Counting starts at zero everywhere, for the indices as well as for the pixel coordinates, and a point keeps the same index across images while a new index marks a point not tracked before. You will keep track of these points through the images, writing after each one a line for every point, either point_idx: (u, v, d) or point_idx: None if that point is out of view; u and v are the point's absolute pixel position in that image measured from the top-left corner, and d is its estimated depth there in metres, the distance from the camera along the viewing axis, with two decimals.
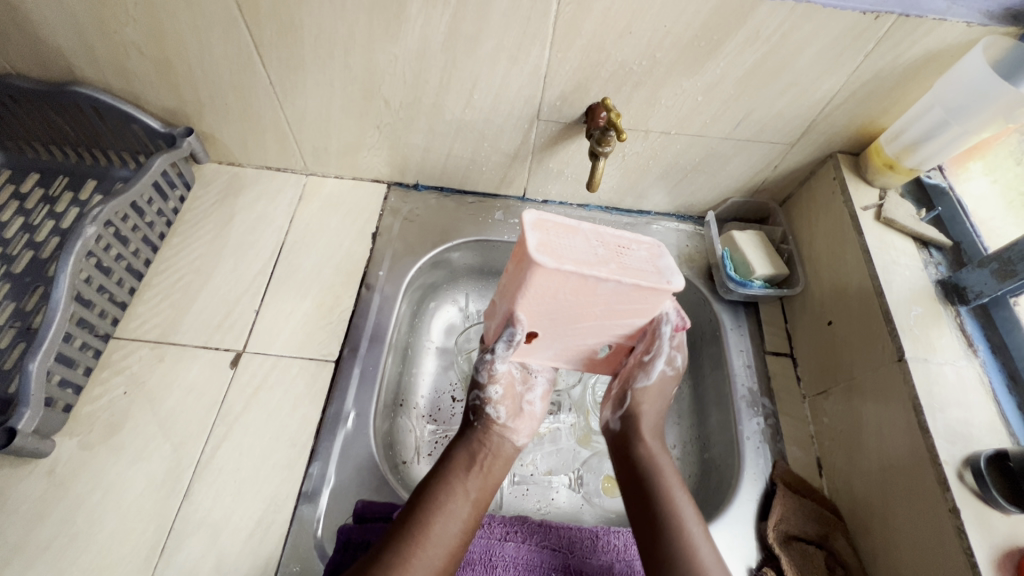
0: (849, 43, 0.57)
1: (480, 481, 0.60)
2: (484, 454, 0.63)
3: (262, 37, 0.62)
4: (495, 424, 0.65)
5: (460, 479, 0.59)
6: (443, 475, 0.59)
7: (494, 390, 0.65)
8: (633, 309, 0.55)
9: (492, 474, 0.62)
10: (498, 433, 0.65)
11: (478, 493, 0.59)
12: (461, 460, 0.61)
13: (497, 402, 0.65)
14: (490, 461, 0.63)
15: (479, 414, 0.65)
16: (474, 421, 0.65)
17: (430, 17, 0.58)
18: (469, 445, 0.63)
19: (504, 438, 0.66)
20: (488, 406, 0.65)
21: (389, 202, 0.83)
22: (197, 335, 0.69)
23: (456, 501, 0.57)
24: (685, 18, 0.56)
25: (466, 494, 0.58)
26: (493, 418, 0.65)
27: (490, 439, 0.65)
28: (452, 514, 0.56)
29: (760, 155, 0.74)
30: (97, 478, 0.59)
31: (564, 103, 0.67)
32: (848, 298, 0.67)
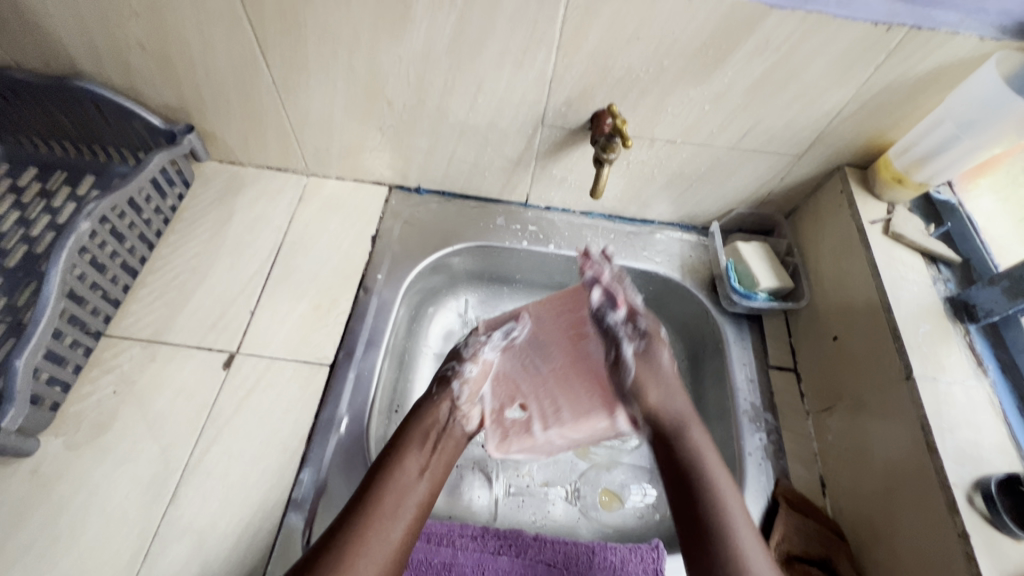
0: (860, 55, 0.56)
1: (433, 457, 0.59)
2: (437, 429, 0.61)
3: (267, 36, 0.62)
4: (453, 400, 0.63)
5: (410, 456, 0.58)
6: (392, 453, 0.58)
7: (470, 367, 0.66)
8: (574, 403, 0.68)
9: (446, 450, 0.61)
10: (449, 408, 0.63)
11: (427, 469, 0.58)
12: (411, 436, 0.59)
13: (466, 381, 0.65)
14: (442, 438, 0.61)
15: (444, 385, 0.64)
16: (438, 392, 0.64)
17: (435, 19, 0.57)
18: (418, 421, 0.61)
19: (454, 420, 0.63)
20: (456, 380, 0.65)
21: (390, 205, 0.82)
22: (191, 335, 0.68)
23: (407, 479, 0.56)
24: (693, 26, 0.55)
25: (415, 471, 0.57)
26: (454, 393, 0.64)
27: (440, 412, 0.62)
28: (401, 493, 0.55)
29: (767, 166, 0.73)
30: (81, 479, 0.57)
31: (569, 108, 0.66)
32: (854, 313, 0.65)
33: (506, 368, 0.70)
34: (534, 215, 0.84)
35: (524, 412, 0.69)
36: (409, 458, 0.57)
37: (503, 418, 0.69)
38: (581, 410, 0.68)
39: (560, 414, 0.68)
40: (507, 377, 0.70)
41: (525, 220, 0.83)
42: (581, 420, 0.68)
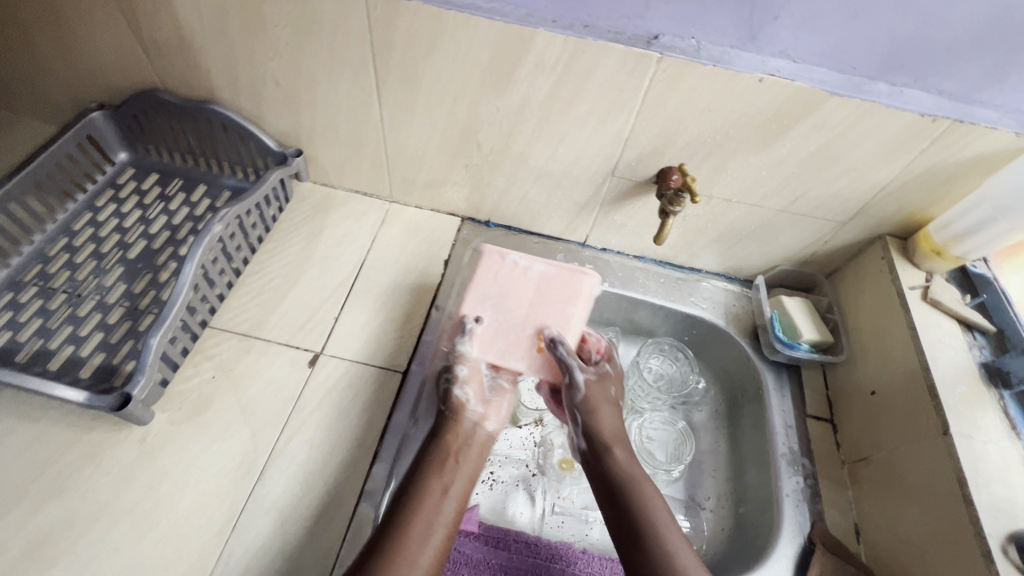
0: (907, 139, 0.64)
1: (453, 476, 0.64)
2: (456, 451, 0.67)
3: (386, 82, 0.72)
4: (465, 408, 0.69)
5: (432, 478, 0.63)
6: (416, 477, 0.63)
7: (462, 369, 0.69)
8: (559, 297, 0.70)
9: (467, 465, 0.66)
10: (469, 418, 0.69)
11: (449, 488, 0.63)
12: (431, 460, 0.65)
13: (464, 383, 0.70)
14: (461, 460, 0.66)
15: (452, 401, 0.69)
16: (448, 408, 0.69)
17: (536, 80, 0.67)
18: (437, 443, 0.67)
19: (476, 427, 0.70)
20: (456, 386, 0.69)
21: (461, 234, 0.91)
22: (282, 333, 0.75)
23: (431, 499, 0.61)
24: (760, 105, 0.64)
25: (439, 492, 0.62)
26: (462, 400, 0.69)
27: (462, 429, 0.68)
28: (429, 515, 0.59)
29: (812, 230, 0.80)
30: (181, 452, 0.64)
31: (639, 164, 0.75)
32: (892, 370, 0.70)
33: (490, 346, 0.68)
34: (590, 254, 0.92)
35: (541, 336, 0.68)
36: (431, 482, 0.62)
37: (533, 356, 0.68)
38: (570, 295, 0.70)
39: (562, 313, 0.69)
40: (499, 344, 0.69)
41: (582, 258, 0.91)
42: (574, 301, 0.69)
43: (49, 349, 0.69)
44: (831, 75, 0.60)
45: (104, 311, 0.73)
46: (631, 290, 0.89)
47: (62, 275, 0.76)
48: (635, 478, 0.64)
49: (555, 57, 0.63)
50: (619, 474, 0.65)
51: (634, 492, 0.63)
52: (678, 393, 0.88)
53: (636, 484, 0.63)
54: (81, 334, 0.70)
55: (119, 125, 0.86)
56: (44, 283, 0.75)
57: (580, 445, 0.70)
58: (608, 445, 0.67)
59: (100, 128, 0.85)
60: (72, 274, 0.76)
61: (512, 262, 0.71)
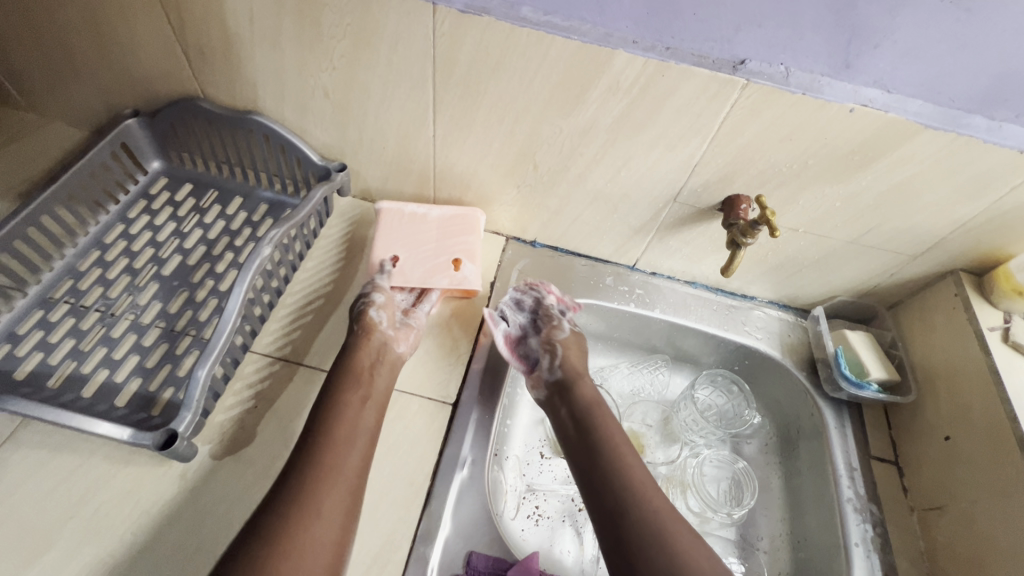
0: (1001, 176, 0.61)
1: (371, 389, 0.64)
2: (369, 366, 0.66)
3: (443, 98, 0.68)
4: (378, 327, 0.69)
5: (348, 392, 0.62)
6: (332, 394, 0.62)
7: (379, 295, 0.72)
8: (461, 229, 0.79)
9: (382, 377, 0.66)
10: (382, 336, 0.69)
11: (366, 399, 0.63)
12: (344, 378, 0.63)
13: (381, 308, 0.71)
14: (373, 372, 0.66)
15: (363, 319, 0.69)
16: (360, 325, 0.69)
17: (607, 102, 0.63)
18: (348, 360, 0.65)
19: (387, 345, 0.69)
20: (371, 309, 0.70)
21: (506, 254, 0.87)
22: (325, 359, 0.72)
23: (351, 410, 0.61)
24: (846, 136, 0.60)
25: (358, 405, 0.62)
26: (375, 321, 0.70)
27: (373, 343, 0.68)
28: (352, 427, 0.60)
29: (879, 262, 0.76)
30: (224, 489, 0.60)
31: (704, 190, 0.71)
32: (972, 418, 0.67)
33: (410, 276, 0.76)
34: (640, 278, 0.88)
35: (455, 261, 0.78)
36: (348, 395, 0.62)
37: (450, 275, 0.77)
38: (470, 226, 0.79)
39: (468, 242, 0.79)
40: (416, 272, 0.76)
41: (632, 282, 0.88)
42: (473, 232, 0.79)
43: (82, 374, 0.65)
44: (927, 107, 0.57)
45: (140, 332, 0.69)
46: (681, 316, 0.86)
47: (94, 291, 0.72)
48: (592, 400, 0.68)
49: (631, 80, 0.60)
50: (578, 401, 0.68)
51: (591, 419, 0.66)
52: (730, 427, 0.84)
53: (594, 408, 0.67)
54: (115, 357, 0.67)
55: (155, 132, 0.82)
56: (76, 301, 0.71)
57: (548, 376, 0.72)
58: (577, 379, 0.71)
59: (134, 136, 0.82)
60: (105, 291, 0.72)
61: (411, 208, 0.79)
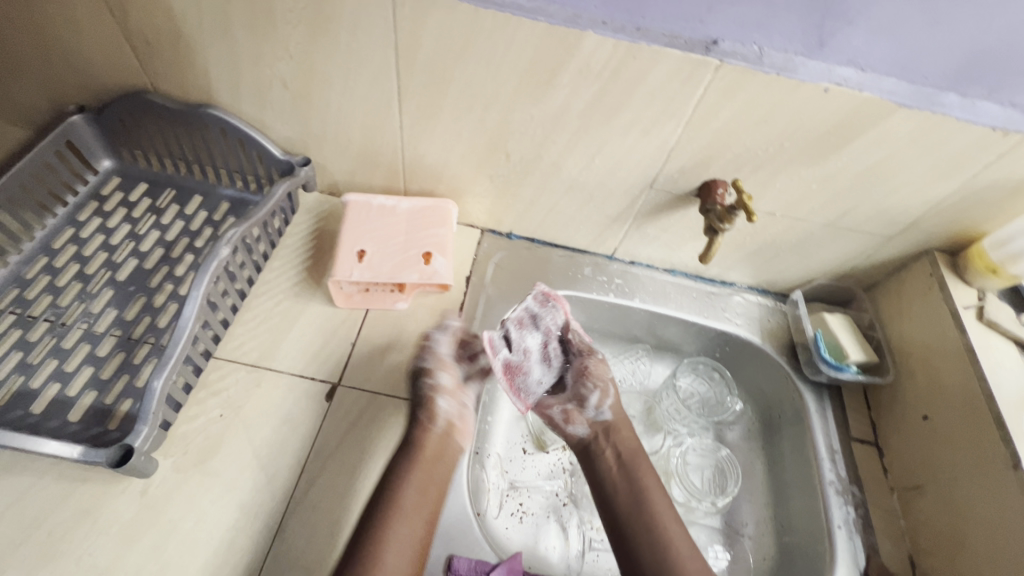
0: (974, 153, 0.60)
1: (428, 486, 0.60)
2: (433, 461, 0.62)
3: (408, 86, 0.65)
4: (448, 420, 0.66)
5: (406, 490, 0.59)
6: (390, 494, 0.58)
7: (446, 379, 0.67)
8: (433, 223, 0.76)
9: (440, 471, 0.62)
10: (447, 429, 0.65)
11: (429, 489, 0.60)
12: (405, 473, 0.60)
13: (447, 394, 0.67)
14: (439, 464, 0.63)
15: (430, 409, 0.65)
16: (425, 415, 0.65)
17: (578, 86, 0.61)
18: (412, 454, 0.61)
19: (455, 440, 0.65)
20: (440, 397, 0.66)
21: (482, 247, 0.85)
22: (295, 363, 0.69)
23: (403, 509, 0.57)
24: (821, 116, 0.59)
25: (417, 495, 0.59)
26: (441, 410, 0.66)
27: (440, 440, 0.64)
28: (407, 517, 0.57)
29: (856, 244, 0.76)
30: (189, 504, 0.57)
31: (681, 176, 0.70)
32: (949, 397, 0.67)
33: (378, 269, 0.71)
34: (618, 267, 0.87)
35: (425, 254, 0.74)
36: (409, 486, 0.59)
37: (421, 268, 0.72)
38: (441, 219, 0.77)
39: (441, 235, 0.75)
40: (386, 265, 0.72)
41: (611, 272, 0.86)
42: (445, 224, 0.77)
43: (31, 389, 0.61)
44: (901, 85, 0.56)
45: (94, 341, 0.65)
46: (661, 305, 0.85)
47: (43, 301, 0.68)
48: (634, 454, 0.69)
49: (602, 63, 0.58)
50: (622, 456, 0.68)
51: (634, 476, 0.67)
52: (712, 415, 0.84)
53: (636, 464, 0.68)
54: (67, 370, 0.63)
55: (103, 130, 0.78)
56: (23, 311, 0.67)
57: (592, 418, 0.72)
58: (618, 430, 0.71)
59: (81, 133, 0.77)
60: (54, 299, 0.68)
61: (380, 201, 0.76)
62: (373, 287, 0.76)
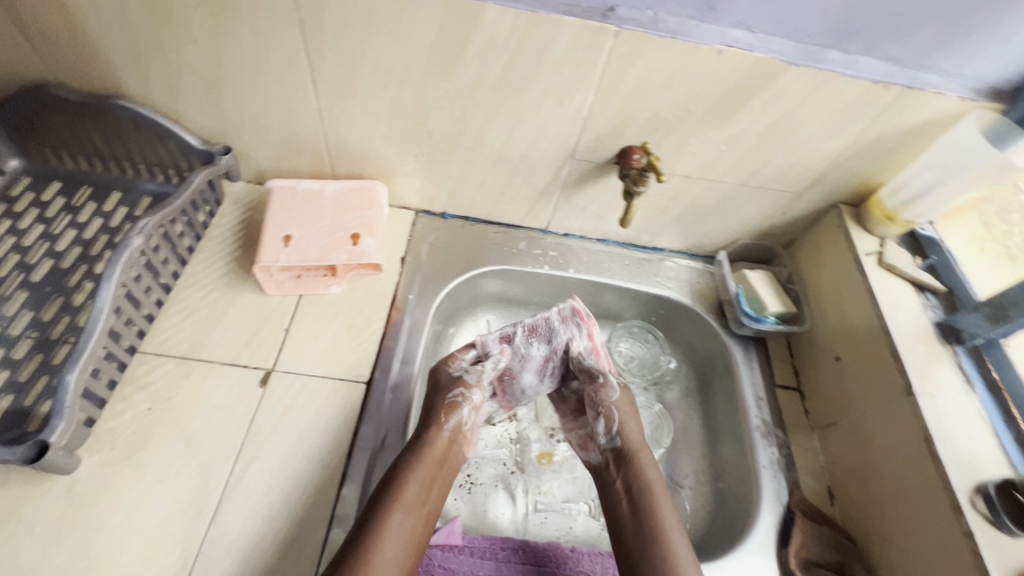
0: (861, 107, 0.64)
1: (429, 492, 0.60)
2: (439, 466, 0.62)
3: (320, 66, 0.65)
4: (462, 428, 0.67)
5: (407, 491, 0.58)
6: (390, 492, 0.58)
7: (474, 394, 0.69)
8: (360, 205, 0.77)
9: (441, 481, 0.62)
10: (457, 435, 0.66)
11: (432, 491, 0.60)
12: (415, 471, 0.60)
13: (471, 407, 0.68)
14: (444, 468, 0.63)
15: (451, 413, 0.66)
16: (445, 418, 0.66)
17: (487, 59, 0.62)
18: (423, 452, 0.62)
19: (461, 447, 0.67)
20: (465, 405, 0.68)
21: (417, 228, 0.85)
22: (226, 352, 0.68)
23: (400, 512, 0.57)
24: (719, 77, 0.62)
25: (420, 493, 0.59)
26: (462, 422, 0.67)
27: (452, 450, 0.65)
28: (408, 513, 0.57)
29: (770, 202, 0.80)
30: (118, 498, 0.57)
31: (598, 144, 0.72)
32: (855, 337, 0.71)
33: (305, 252, 0.72)
34: (553, 240, 0.89)
35: (353, 236, 0.75)
36: (412, 480, 0.59)
37: (349, 250, 0.74)
38: (369, 201, 0.78)
39: (369, 216, 0.77)
40: (313, 247, 0.72)
41: (545, 245, 0.88)
42: (373, 205, 0.78)
43: None
44: (787, 44, 0.59)
45: (9, 344, 0.63)
46: (596, 274, 0.87)
47: None
48: (647, 486, 0.64)
49: (506, 34, 0.59)
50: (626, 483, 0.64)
51: (646, 513, 0.62)
52: (649, 374, 0.88)
53: (648, 498, 0.63)
54: None
55: (6, 128, 0.75)
56: None
57: (605, 442, 0.70)
58: (637, 458, 0.67)
59: None
60: None
61: (306, 186, 0.77)
62: (306, 273, 0.75)
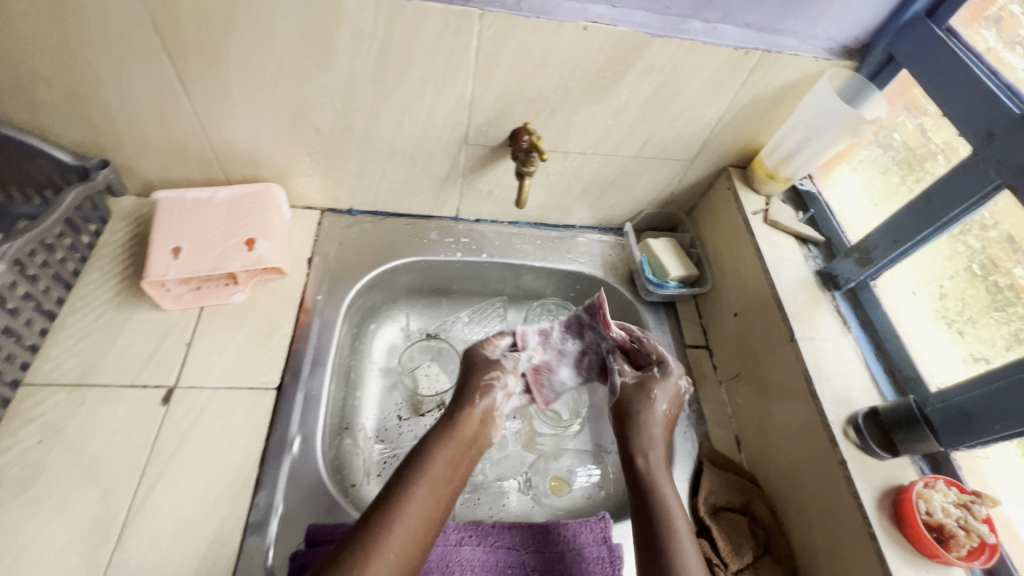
0: (728, 73, 0.67)
1: (455, 471, 0.59)
2: (467, 446, 0.62)
3: (187, 69, 0.62)
4: (494, 411, 0.66)
5: (434, 464, 0.58)
6: (417, 462, 0.58)
7: (511, 378, 0.69)
8: (254, 208, 0.76)
9: (467, 463, 0.61)
10: (484, 417, 0.65)
11: (457, 472, 0.60)
12: (444, 445, 0.60)
13: (506, 391, 0.68)
14: (472, 450, 0.63)
15: (486, 392, 0.66)
16: (480, 400, 0.65)
17: (358, 50, 0.61)
18: (453, 430, 0.62)
19: (488, 430, 0.66)
20: (499, 388, 0.67)
21: (323, 227, 0.84)
22: (122, 373, 0.66)
23: (425, 482, 0.57)
24: (590, 53, 0.63)
25: (447, 470, 0.59)
26: (495, 404, 0.67)
27: (482, 434, 0.64)
28: (434, 488, 0.57)
29: (665, 171, 0.83)
30: (11, 537, 0.54)
31: (489, 128, 0.72)
32: (748, 292, 0.76)
33: (195, 263, 0.70)
34: (465, 227, 0.89)
35: (248, 241, 0.73)
36: (439, 458, 0.59)
37: (244, 256, 0.72)
38: (263, 204, 0.76)
39: (265, 219, 0.75)
40: (205, 257, 0.70)
41: (457, 233, 0.89)
42: (268, 208, 0.76)
43: None
44: (650, 17, 0.62)
45: None
46: (510, 256, 0.88)
47: None
48: (653, 473, 0.63)
49: (371, 23, 0.58)
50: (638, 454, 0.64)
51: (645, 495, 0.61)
52: None
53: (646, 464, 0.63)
54: None
55: None
56: None
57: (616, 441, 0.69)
58: (642, 449, 0.64)
59: None
60: None
61: (193, 195, 0.75)
62: (206, 284, 0.73)
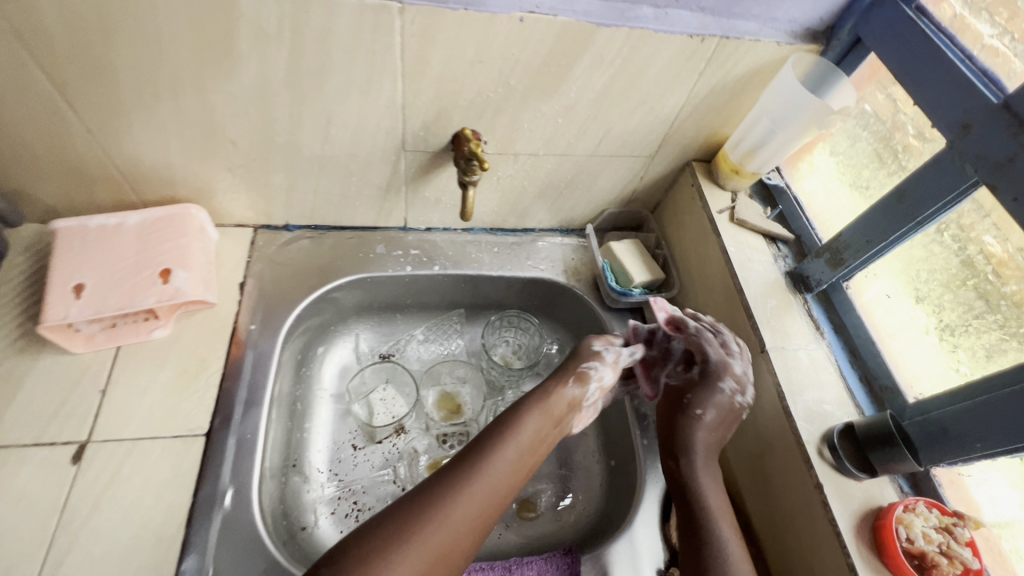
0: (685, 63, 0.61)
1: (541, 440, 0.59)
2: (558, 419, 0.61)
3: (68, 83, 0.54)
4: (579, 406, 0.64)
5: (524, 429, 0.58)
6: (508, 422, 0.59)
7: (607, 372, 0.66)
8: (168, 233, 0.68)
9: (553, 433, 0.61)
10: (574, 408, 0.64)
11: (542, 444, 0.60)
12: (536, 411, 0.60)
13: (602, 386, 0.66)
14: (555, 430, 0.62)
15: (582, 381, 0.64)
16: (575, 389, 0.64)
17: (265, 53, 0.54)
18: (547, 398, 0.62)
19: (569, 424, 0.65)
20: (595, 383, 0.65)
21: (256, 246, 0.77)
22: (26, 431, 0.58)
23: (511, 444, 0.57)
24: (530, 47, 0.57)
25: (534, 439, 0.59)
26: (579, 397, 0.64)
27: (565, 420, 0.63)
28: (520, 452, 0.57)
29: (626, 168, 0.77)
30: None
31: (428, 133, 0.66)
32: (716, 296, 0.71)
33: (100, 301, 0.62)
34: (415, 238, 0.83)
35: (162, 272, 0.66)
36: (530, 423, 0.59)
37: (159, 289, 0.64)
38: (179, 227, 0.68)
39: (181, 245, 0.67)
40: (111, 293, 0.63)
41: (406, 244, 0.82)
42: (186, 232, 0.68)
43: None
44: (593, 5, 0.55)
45: None
46: (465, 267, 0.82)
47: None
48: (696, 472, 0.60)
49: (276, 22, 0.51)
50: (681, 454, 0.62)
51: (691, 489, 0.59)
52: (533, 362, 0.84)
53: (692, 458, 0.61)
54: None
55: None
56: None
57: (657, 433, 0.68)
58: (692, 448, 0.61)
59: None
60: None
61: (98, 221, 0.67)
62: (121, 321, 0.66)
